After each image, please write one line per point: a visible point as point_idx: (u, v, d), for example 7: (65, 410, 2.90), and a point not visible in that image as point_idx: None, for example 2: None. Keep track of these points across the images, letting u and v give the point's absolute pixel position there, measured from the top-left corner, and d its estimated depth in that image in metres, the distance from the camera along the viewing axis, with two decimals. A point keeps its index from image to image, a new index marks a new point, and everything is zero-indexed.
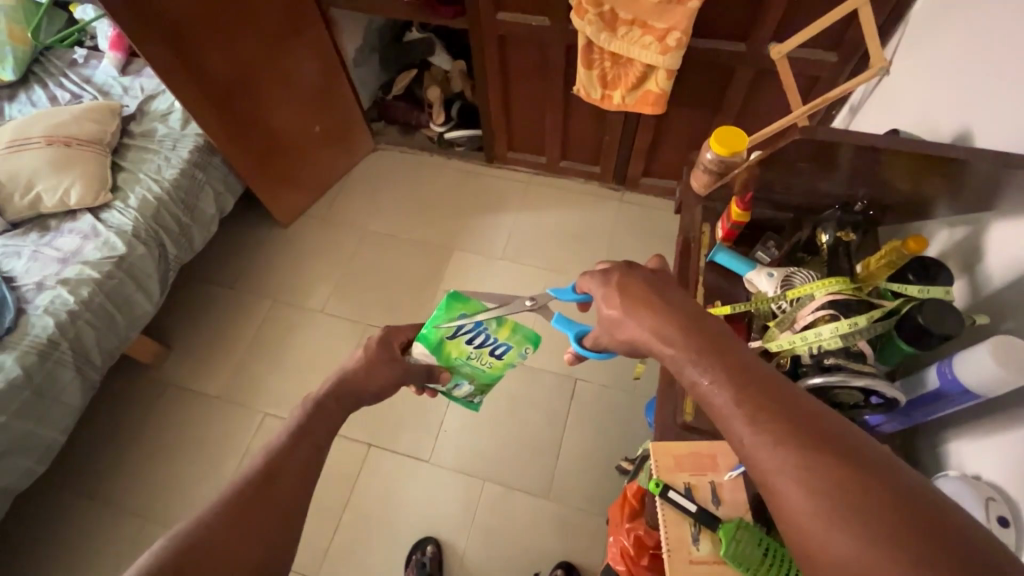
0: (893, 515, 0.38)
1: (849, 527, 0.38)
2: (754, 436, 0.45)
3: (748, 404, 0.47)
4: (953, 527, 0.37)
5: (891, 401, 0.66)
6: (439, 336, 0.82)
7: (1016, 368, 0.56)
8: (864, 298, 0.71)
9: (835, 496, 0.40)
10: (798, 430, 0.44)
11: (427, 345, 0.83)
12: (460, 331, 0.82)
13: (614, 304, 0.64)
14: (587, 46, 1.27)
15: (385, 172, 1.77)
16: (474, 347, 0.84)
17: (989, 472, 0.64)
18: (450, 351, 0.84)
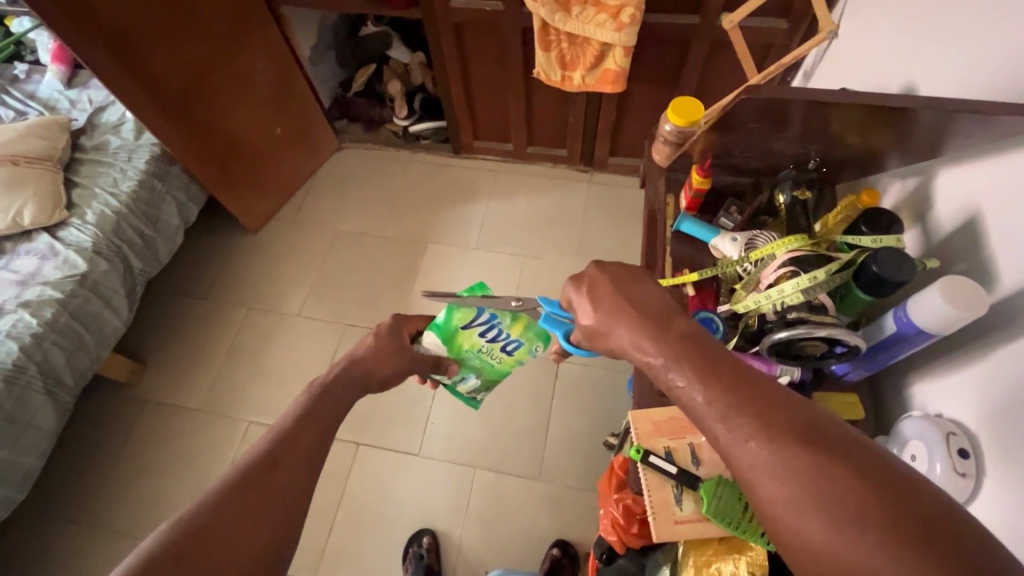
0: (873, 504, 0.34)
1: (828, 516, 0.35)
2: (728, 435, 0.40)
3: (720, 400, 0.42)
4: (932, 509, 0.34)
5: (854, 349, 0.63)
6: (454, 325, 0.81)
7: (965, 304, 0.55)
8: (822, 253, 0.69)
9: (813, 489, 0.36)
10: (773, 423, 0.39)
11: (440, 334, 0.82)
12: (476, 324, 0.80)
13: (589, 313, 0.57)
14: (542, 28, 1.23)
15: (352, 171, 1.75)
16: (486, 340, 0.83)
17: (950, 410, 0.63)
18: (462, 342, 0.84)
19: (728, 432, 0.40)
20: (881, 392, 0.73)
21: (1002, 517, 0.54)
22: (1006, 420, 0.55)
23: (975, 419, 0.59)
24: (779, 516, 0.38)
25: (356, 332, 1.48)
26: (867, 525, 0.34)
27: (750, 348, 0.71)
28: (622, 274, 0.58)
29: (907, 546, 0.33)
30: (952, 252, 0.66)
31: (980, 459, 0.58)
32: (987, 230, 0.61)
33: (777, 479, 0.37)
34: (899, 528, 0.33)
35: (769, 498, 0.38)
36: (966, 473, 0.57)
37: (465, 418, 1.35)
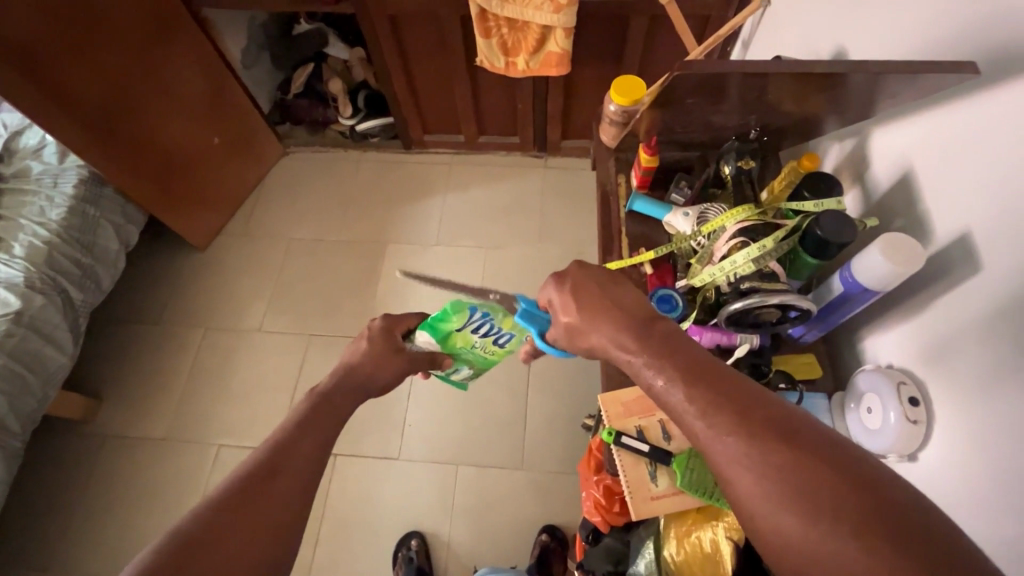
0: (844, 497, 0.35)
1: (802, 509, 0.36)
2: (708, 431, 0.41)
3: (699, 398, 0.42)
4: (898, 500, 0.35)
5: (806, 312, 0.65)
6: (448, 327, 0.76)
7: (903, 259, 0.57)
8: (769, 221, 0.70)
9: (790, 485, 0.37)
10: (749, 419, 0.40)
11: (433, 335, 0.77)
12: (469, 323, 0.76)
13: (570, 311, 0.56)
14: (480, 14, 1.20)
15: (301, 176, 1.69)
16: (479, 336, 0.79)
17: (899, 360, 0.66)
18: (455, 341, 0.79)
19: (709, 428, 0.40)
20: (836, 349, 0.76)
21: (946, 461, 0.58)
22: (946, 373, 0.58)
23: (923, 367, 0.62)
24: (744, 499, 0.38)
25: (323, 341, 1.44)
26: (833, 514, 0.35)
27: (709, 321, 0.72)
28: (603, 274, 0.57)
29: (876, 537, 0.34)
30: (888, 208, 0.69)
31: (930, 405, 0.60)
32: (919, 185, 0.64)
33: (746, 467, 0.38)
34: (871, 522, 0.34)
35: (732, 482, 0.39)
36: (918, 420, 0.60)
37: (442, 415, 1.34)
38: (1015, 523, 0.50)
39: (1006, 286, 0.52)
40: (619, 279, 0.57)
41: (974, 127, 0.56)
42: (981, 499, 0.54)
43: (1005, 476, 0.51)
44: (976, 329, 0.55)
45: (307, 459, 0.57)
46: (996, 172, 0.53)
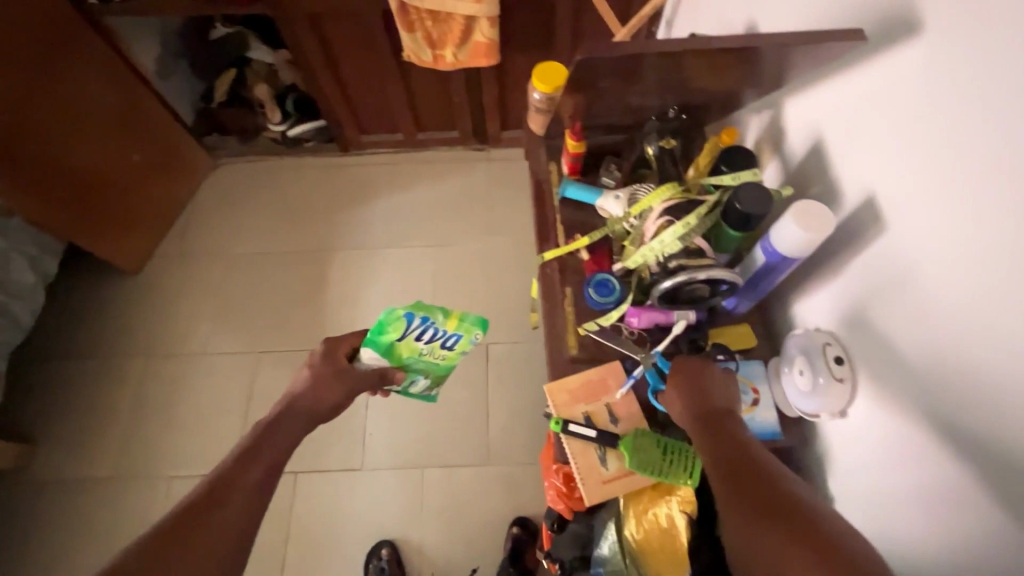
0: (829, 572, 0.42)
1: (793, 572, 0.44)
2: (737, 498, 0.51)
3: (736, 475, 0.53)
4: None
5: (734, 284, 0.67)
6: (389, 338, 0.73)
7: (815, 225, 0.58)
8: (692, 198, 0.71)
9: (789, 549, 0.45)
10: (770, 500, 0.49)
11: (375, 347, 0.74)
12: (410, 330, 0.72)
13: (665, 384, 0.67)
14: (401, 8, 1.17)
15: (235, 188, 1.62)
16: (425, 343, 0.75)
17: (825, 321, 0.68)
18: (401, 352, 0.75)
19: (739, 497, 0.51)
20: (770, 317, 0.78)
21: (873, 417, 0.60)
22: (865, 336, 0.61)
23: (846, 326, 0.64)
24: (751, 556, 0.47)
25: (273, 358, 1.39)
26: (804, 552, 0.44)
27: (646, 300, 0.73)
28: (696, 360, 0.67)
29: None
30: (803, 175, 0.71)
31: (854, 362, 0.63)
32: (828, 151, 0.66)
33: (753, 519, 0.48)
34: None
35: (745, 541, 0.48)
36: (844, 378, 0.62)
37: (403, 420, 1.32)
38: (938, 470, 0.52)
39: (909, 247, 0.54)
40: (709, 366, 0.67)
41: (872, 93, 0.58)
42: (906, 449, 0.56)
43: (924, 424, 0.54)
44: (886, 292, 0.58)
45: (224, 526, 0.55)
46: (891, 134, 0.55)
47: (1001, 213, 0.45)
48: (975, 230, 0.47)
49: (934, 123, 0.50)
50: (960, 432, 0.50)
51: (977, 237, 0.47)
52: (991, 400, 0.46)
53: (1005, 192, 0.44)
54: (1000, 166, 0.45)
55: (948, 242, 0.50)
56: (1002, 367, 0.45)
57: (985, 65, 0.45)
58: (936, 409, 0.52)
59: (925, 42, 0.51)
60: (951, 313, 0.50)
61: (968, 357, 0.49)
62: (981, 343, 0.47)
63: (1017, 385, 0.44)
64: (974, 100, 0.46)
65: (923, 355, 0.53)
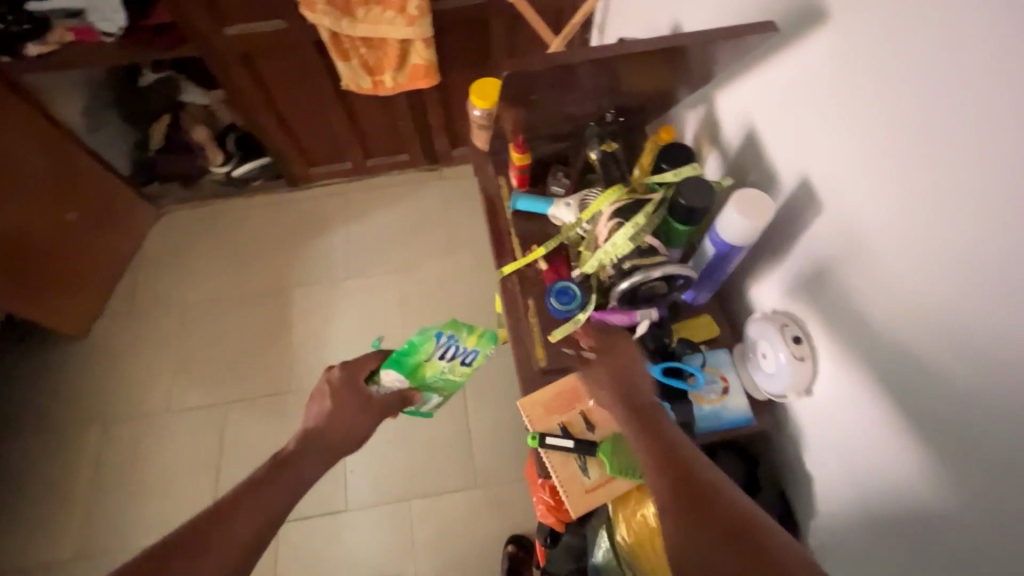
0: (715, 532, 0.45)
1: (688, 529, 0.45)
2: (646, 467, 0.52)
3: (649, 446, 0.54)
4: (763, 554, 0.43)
5: (689, 278, 0.67)
6: (415, 358, 0.71)
7: (756, 211, 0.60)
8: (637, 197, 0.72)
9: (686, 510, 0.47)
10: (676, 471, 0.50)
11: (400, 369, 0.72)
12: (436, 348, 0.72)
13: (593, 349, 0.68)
14: (334, 39, 1.17)
15: (182, 235, 1.56)
16: (449, 363, 0.73)
17: (780, 303, 0.70)
18: (425, 374, 0.73)
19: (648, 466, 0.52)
20: (731, 305, 0.80)
21: (843, 388, 0.60)
22: (840, 319, 0.60)
23: (800, 305, 0.66)
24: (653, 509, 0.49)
25: (240, 406, 1.34)
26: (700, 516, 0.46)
27: (608, 303, 0.74)
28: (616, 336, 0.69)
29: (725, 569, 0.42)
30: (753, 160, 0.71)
31: (812, 340, 0.64)
32: (761, 140, 0.68)
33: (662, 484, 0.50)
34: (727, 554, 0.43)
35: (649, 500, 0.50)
36: (804, 357, 0.64)
37: (383, 452, 1.28)
38: (909, 427, 0.52)
39: (871, 228, 0.53)
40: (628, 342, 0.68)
41: (798, 72, 0.59)
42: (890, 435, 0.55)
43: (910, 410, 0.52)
44: (855, 273, 0.56)
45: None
46: (840, 113, 0.54)
47: (950, 177, 0.44)
48: (911, 188, 0.48)
49: (864, 87, 0.51)
50: (924, 390, 0.50)
51: (944, 217, 0.45)
52: (960, 349, 0.46)
53: (952, 157, 0.44)
54: (929, 123, 0.45)
55: (913, 224, 0.48)
56: (962, 323, 0.45)
57: (933, 38, 0.44)
58: (894, 368, 0.53)
59: (846, 14, 0.52)
60: (909, 275, 0.50)
61: (921, 307, 0.49)
62: (942, 297, 0.47)
63: (974, 334, 0.44)
64: (924, 75, 0.45)
65: (885, 318, 0.53)
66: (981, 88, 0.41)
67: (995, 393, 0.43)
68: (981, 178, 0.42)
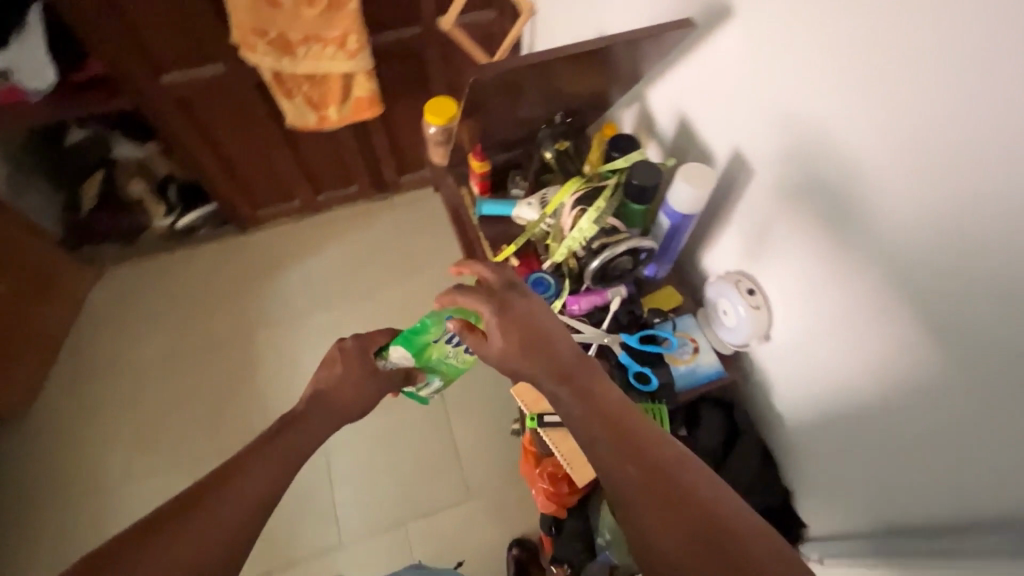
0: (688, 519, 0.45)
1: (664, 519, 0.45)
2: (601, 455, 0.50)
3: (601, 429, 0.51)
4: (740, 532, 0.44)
5: (650, 250, 0.75)
6: (426, 338, 0.70)
7: (700, 181, 0.68)
8: (594, 185, 0.79)
9: (660, 500, 0.46)
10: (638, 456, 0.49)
11: (408, 348, 0.71)
12: (447, 333, 0.71)
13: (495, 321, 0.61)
14: (276, 78, 1.19)
15: (130, 292, 1.50)
16: (454, 346, 0.75)
17: (731, 265, 0.78)
18: (429, 354, 0.73)
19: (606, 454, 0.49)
20: (689, 276, 0.88)
21: (813, 335, 0.66)
22: (832, 280, 0.61)
23: (749, 263, 0.75)
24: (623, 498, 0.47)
25: (212, 459, 1.28)
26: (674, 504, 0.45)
27: (581, 286, 0.80)
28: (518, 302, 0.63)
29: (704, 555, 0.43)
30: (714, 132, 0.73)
31: (764, 291, 0.73)
32: (694, 124, 0.77)
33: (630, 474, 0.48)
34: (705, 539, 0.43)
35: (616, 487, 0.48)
36: (759, 306, 0.72)
37: (372, 480, 1.26)
38: (879, 365, 0.58)
39: (863, 189, 0.54)
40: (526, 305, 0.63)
41: (728, 59, 0.67)
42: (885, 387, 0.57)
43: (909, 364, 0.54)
44: (848, 236, 0.57)
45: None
46: (824, 80, 0.55)
47: (885, 137, 0.50)
48: (854, 149, 0.54)
49: (799, 64, 0.57)
50: (890, 332, 0.55)
51: (941, 180, 0.46)
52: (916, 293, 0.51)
53: (885, 119, 0.50)
54: (860, 90, 0.51)
55: (907, 186, 0.50)
56: (914, 269, 0.51)
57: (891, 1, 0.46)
58: (860, 314, 0.58)
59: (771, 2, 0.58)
60: (865, 228, 0.55)
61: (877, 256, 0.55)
62: (895, 245, 0.52)
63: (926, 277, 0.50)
64: (924, 37, 0.45)
65: (847, 270, 0.59)
66: (928, 52, 0.45)
67: (950, 328, 0.49)
68: (910, 135, 0.48)
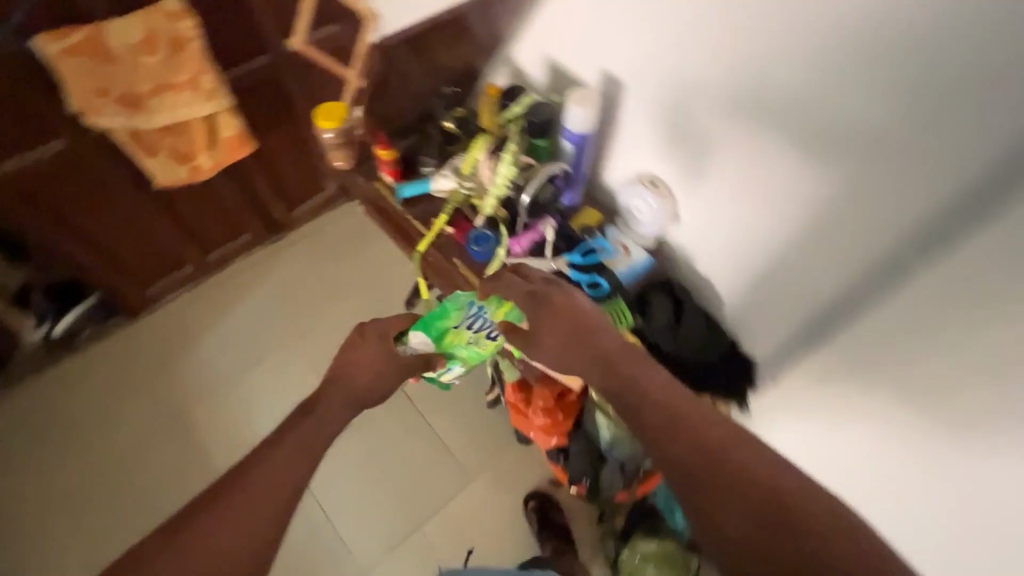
0: (758, 512, 0.46)
1: (734, 515, 0.46)
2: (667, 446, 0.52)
3: (663, 419, 0.54)
4: (809, 518, 0.45)
5: (563, 174, 0.88)
6: (445, 323, 0.87)
7: (586, 99, 0.80)
8: (497, 137, 0.91)
9: (722, 490, 0.48)
10: (700, 447, 0.50)
11: (428, 332, 0.85)
12: (465, 316, 0.88)
13: (544, 339, 0.67)
14: (134, 138, 1.12)
15: (33, 417, 1.37)
16: (472, 330, 0.89)
17: (631, 170, 0.91)
18: (450, 339, 0.88)
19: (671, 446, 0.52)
20: (601, 198, 0.99)
21: (746, 215, 0.76)
22: (785, 193, 0.69)
23: (645, 163, 0.88)
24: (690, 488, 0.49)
25: None
26: (740, 495, 0.47)
27: (517, 226, 0.89)
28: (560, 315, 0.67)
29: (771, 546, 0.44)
30: (652, 68, 0.76)
31: (665, 180, 0.86)
32: (564, 63, 0.88)
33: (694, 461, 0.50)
34: (773, 533, 0.44)
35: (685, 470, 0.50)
36: (665, 191, 0.86)
37: (369, 502, 1.25)
38: (812, 222, 0.68)
39: (847, 121, 0.58)
40: (568, 313, 0.67)
41: None
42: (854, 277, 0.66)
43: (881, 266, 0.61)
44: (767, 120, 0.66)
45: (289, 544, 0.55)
46: None
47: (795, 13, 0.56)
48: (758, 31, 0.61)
49: None
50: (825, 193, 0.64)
51: (937, 123, 0.51)
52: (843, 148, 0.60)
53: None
54: None
55: (895, 130, 0.54)
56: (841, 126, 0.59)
57: None
58: (790, 183, 0.68)
59: None
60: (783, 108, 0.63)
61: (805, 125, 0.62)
62: (820, 110, 0.60)
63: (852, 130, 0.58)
64: None
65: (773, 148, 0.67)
66: None
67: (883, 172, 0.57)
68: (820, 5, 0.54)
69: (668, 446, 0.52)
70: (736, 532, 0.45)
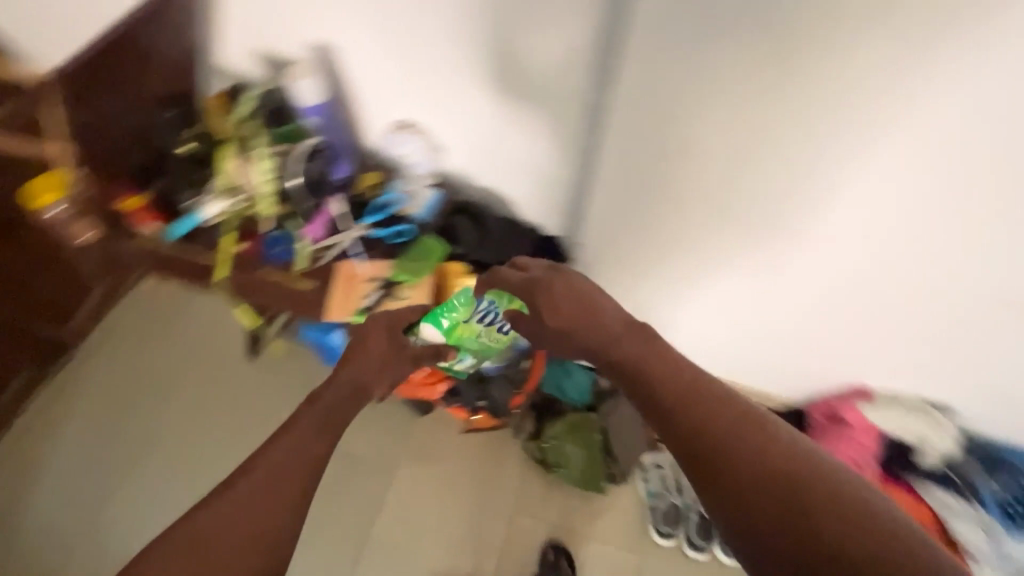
0: (769, 472, 0.55)
1: (749, 479, 0.56)
2: (686, 419, 0.61)
3: (685, 392, 0.63)
4: (802, 469, 0.55)
5: (317, 145, 0.97)
6: (454, 318, 0.96)
7: (302, 73, 0.94)
8: (241, 141, 0.97)
9: (735, 451, 0.57)
10: (717, 419, 0.60)
11: (439, 326, 0.95)
12: (474, 313, 0.96)
13: (552, 315, 0.76)
14: None
15: None
16: (483, 325, 0.98)
17: (380, 125, 1.03)
18: (462, 333, 0.98)
19: (694, 417, 0.60)
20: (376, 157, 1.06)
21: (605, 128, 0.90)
22: (677, 111, 0.80)
23: (390, 111, 1.00)
24: (710, 450, 0.58)
25: None
26: (757, 457, 0.57)
27: (304, 212, 0.97)
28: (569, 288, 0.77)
29: (775, 506, 0.54)
30: (453, 21, 0.87)
31: (414, 119, 1.00)
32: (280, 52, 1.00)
33: (708, 428, 0.59)
34: (780, 489, 0.54)
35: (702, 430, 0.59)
36: (416, 126, 1.00)
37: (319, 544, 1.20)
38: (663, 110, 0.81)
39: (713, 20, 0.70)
40: (581, 296, 0.76)
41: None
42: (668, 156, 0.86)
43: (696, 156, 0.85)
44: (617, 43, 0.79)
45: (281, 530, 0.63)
46: None
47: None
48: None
49: None
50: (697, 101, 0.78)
51: (818, 61, 0.71)
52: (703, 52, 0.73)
53: None
54: None
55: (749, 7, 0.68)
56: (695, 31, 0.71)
57: None
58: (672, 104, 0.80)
59: None
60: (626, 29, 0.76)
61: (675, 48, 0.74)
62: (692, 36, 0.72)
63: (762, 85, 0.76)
64: None
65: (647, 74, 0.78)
66: None
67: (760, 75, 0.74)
68: None
69: (682, 415, 0.61)
70: (749, 500, 0.55)
